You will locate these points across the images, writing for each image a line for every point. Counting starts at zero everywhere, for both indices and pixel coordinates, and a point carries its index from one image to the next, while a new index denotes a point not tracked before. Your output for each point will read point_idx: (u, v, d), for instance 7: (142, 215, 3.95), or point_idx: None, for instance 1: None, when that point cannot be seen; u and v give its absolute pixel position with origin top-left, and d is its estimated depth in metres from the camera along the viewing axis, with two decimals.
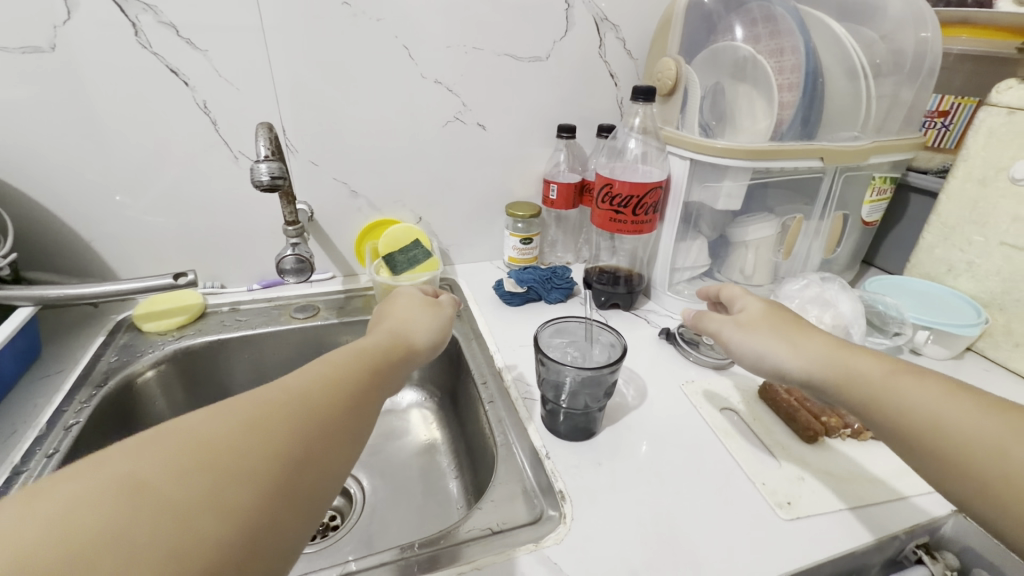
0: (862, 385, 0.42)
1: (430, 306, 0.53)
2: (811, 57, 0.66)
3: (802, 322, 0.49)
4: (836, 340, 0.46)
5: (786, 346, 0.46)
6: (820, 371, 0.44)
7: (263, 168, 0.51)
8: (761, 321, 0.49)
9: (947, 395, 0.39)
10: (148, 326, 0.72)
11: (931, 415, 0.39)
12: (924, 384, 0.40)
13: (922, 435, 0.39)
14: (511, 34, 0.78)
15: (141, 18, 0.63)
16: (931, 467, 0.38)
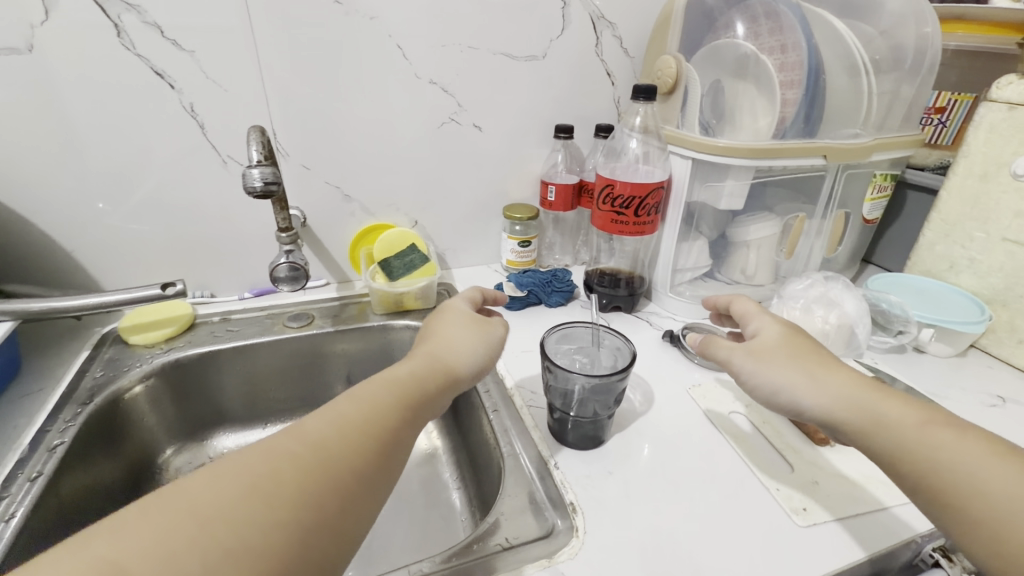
0: (888, 432, 0.41)
1: (473, 327, 0.50)
2: (814, 54, 0.65)
3: (823, 354, 0.47)
4: (863, 381, 0.45)
5: (805, 382, 0.45)
6: (841, 412, 0.43)
7: (256, 174, 0.49)
8: (779, 352, 0.47)
9: (980, 452, 0.38)
10: (135, 338, 0.69)
11: (963, 474, 0.38)
12: (955, 438, 0.40)
13: (949, 494, 0.38)
14: (508, 33, 0.76)
15: (124, 18, 0.60)
16: (945, 520, 0.38)
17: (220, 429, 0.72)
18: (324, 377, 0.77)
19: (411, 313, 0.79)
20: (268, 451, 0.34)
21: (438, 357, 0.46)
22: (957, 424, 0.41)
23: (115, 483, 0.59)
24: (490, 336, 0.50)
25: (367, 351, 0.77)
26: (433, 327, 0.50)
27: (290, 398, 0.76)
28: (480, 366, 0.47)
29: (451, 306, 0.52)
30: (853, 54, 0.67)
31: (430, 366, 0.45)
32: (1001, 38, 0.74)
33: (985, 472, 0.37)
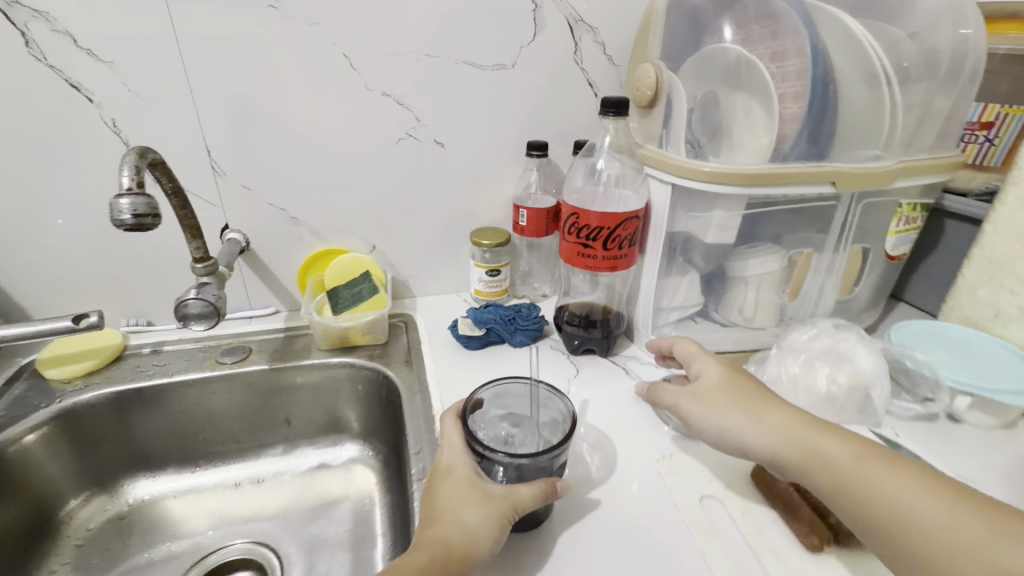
0: (823, 470, 0.40)
1: (482, 487, 0.45)
2: (820, 61, 0.54)
3: (763, 390, 0.47)
4: (794, 413, 0.44)
5: (744, 423, 0.45)
6: (781, 448, 0.43)
7: (125, 204, 0.41)
8: (721, 394, 0.47)
9: (911, 481, 0.37)
10: (51, 373, 0.63)
11: (899, 509, 0.36)
12: (886, 467, 0.39)
13: (896, 533, 0.36)
14: (471, 40, 0.68)
15: (32, 26, 0.55)
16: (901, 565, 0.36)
17: (141, 475, 0.66)
18: (261, 417, 0.70)
19: (359, 349, 0.72)
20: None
21: (452, 540, 0.41)
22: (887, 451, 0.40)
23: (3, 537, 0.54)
24: (511, 491, 0.44)
25: (308, 391, 0.70)
26: (438, 492, 0.45)
27: (223, 440, 0.69)
28: (501, 531, 0.43)
29: (454, 461, 0.47)
30: (873, 61, 0.55)
31: (443, 557, 0.40)
32: None
33: (920, 503, 0.36)
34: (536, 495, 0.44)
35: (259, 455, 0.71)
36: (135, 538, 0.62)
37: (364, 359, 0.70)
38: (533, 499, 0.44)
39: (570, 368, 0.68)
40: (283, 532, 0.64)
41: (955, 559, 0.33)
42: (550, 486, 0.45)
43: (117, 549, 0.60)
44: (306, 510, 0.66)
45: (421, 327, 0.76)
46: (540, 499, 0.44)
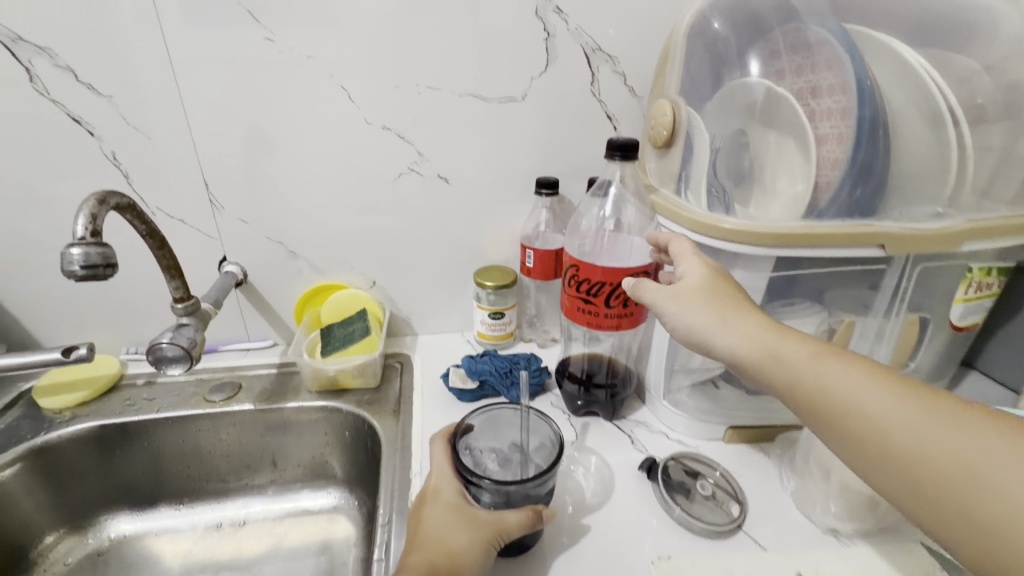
0: (788, 372, 0.38)
1: (467, 513, 0.42)
2: (869, 99, 0.45)
3: (740, 295, 0.44)
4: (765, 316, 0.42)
5: (718, 321, 0.42)
6: (749, 350, 0.40)
7: (76, 254, 0.40)
8: (699, 293, 0.44)
9: (876, 382, 0.35)
10: (44, 401, 0.63)
11: (863, 409, 0.35)
12: (852, 367, 0.37)
13: (854, 430, 0.35)
14: (476, 71, 0.64)
15: (36, 62, 0.56)
16: (860, 461, 0.35)
17: (123, 510, 0.65)
18: (247, 458, 0.67)
19: (349, 393, 0.68)
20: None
21: (436, 563, 0.39)
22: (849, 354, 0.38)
23: None
24: (496, 515, 0.42)
25: (294, 432, 0.67)
26: (423, 517, 0.42)
27: (208, 479, 0.67)
28: (488, 555, 0.41)
29: (441, 485, 0.44)
30: (934, 99, 0.46)
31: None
32: None
33: (885, 403, 0.34)
34: (523, 520, 0.42)
35: (244, 497, 0.68)
36: None
37: (351, 405, 0.66)
38: (519, 527, 0.42)
39: (567, 430, 0.61)
40: None
41: (910, 456, 0.32)
42: (535, 511, 0.42)
43: None
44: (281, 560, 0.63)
45: (416, 371, 0.72)
46: (526, 526, 0.42)
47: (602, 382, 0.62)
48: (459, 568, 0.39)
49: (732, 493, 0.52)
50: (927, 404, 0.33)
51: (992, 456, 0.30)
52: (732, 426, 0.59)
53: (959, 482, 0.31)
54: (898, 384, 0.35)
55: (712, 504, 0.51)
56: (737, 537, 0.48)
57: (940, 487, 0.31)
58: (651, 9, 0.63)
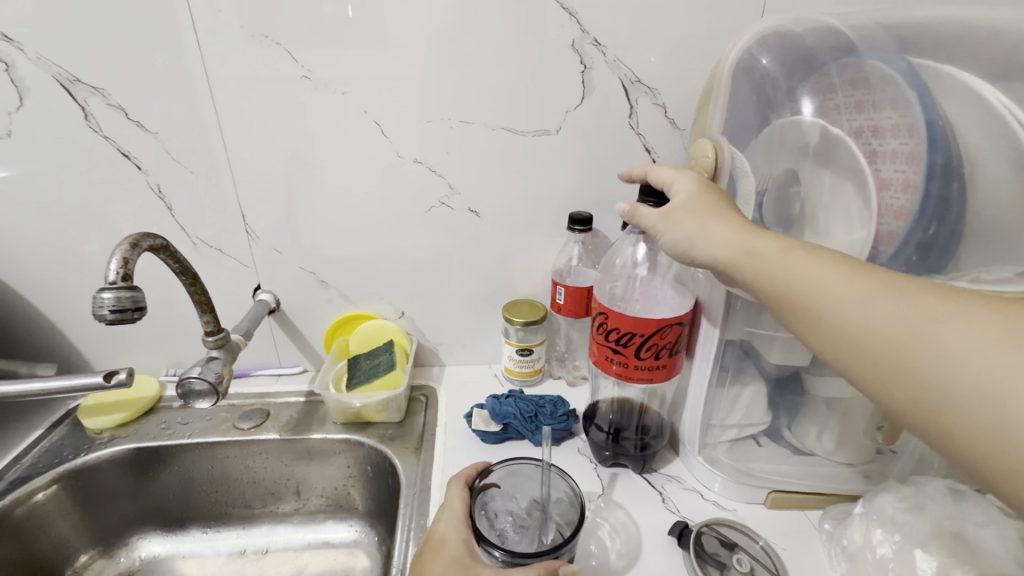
0: (754, 263, 0.38)
1: (471, 570, 0.37)
2: (942, 147, 0.42)
3: (725, 201, 0.43)
4: (742, 215, 0.42)
5: (697, 226, 0.43)
6: (721, 252, 0.41)
7: (107, 299, 0.40)
8: (685, 205, 0.44)
9: (838, 265, 0.35)
10: (87, 422, 0.66)
11: (820, 290, 0.34)
12: (815, 254, 0.36)
13: (813, 312, 0.35)
14: (509, 104, 0.62)
15: (90, 101, 0.58)
16: (815, 341, 0.35)
17: (154, 531, 0.66)
18: (271, 485, 0.68)
19: (372, 426, 0.67)
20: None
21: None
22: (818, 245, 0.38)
23: None
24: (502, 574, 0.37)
25: (317, 463, 0.67)
26: (425, 568, 0.38)
27: (235, 504, 0.68)
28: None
29: (448, 534, 0.40)
30: (1022, 144, 0.41)
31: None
32: None
33: (841, 282, 0.34)
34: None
35: (268, 523, 0.69)
36: None
37: (375, 440, 0.65)
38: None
39: (593, 481, 0.57)
40: None
41: (857, 328, 0.32)
42: (547, 571, 0.37)
43: None
44: None
45: (441, 405, 0.70)
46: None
47: (631, 433, 0.58)
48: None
49: (774, 570, 0.47)
50: (884, 281, 0.33)
51: (936, 321, 0.30)
52: (774, 490, 0.54)
53: (894, 346, 0.31)
54: (860, 267, 0.34)
55: None
56: None
57: (881, 352, 0.31)
58: (694, 39, 0.60)
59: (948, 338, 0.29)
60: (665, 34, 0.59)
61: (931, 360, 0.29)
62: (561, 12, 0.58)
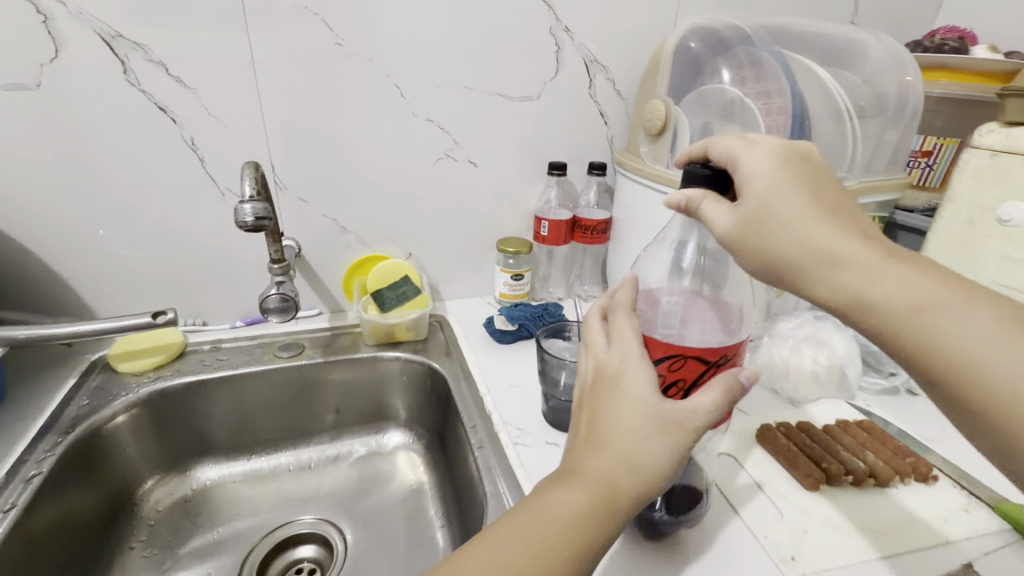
0: (889, 318, 0.33)
1: (663, 413, 0.37)
2: (797, 101, 0.66)
3: (845, 227, 0.35)
4: (858, 238, 0.35)
5: (800, 255, 0.35)
6: (842, 297, 0.34)
7: (248, 209, 0.51)
8: (772, 225, 0.36)
9: (991, 320, 0.31)
10: (125, 366, 0.69)
11: (967, 353, 0.31)
12: (974, 317, 0.32)
13: (970, 390, 0.31)
14: (502, 75, 0.79)
15: (131, 56, 0.63)
16: (957, 408, 0.32)
17: (207, 461, 0.72)
18: (313, 406, 0.77)
19: (402, 344, 0.80)
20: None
21: (620, 483, 0.36)
22: (982, 300, 0.32)
23: (91, 514, 0.59)
24: (686, 407, 0.37)
25: (357, 383, 0.77)
26: (608, 405, 0.39)
27: (278, 427, 0.75)
28: (686, 452, 0.37)
29: (624, 367, 0.39)
30: (836, 101, 0.70)
31: (606, 496, 0.36)
32: (980, 85, 0.80)
33: (988, 343, 0.31)
34: (721, 408, 0.37)
35: (309, 443, 0.77)
36: (202, 519, 0.67)
37: (409, 352, 0.78)
38: (717, 413, 0.37)
39: None
40: (339, 509, 0.70)
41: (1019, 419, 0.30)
42: (733, 387, 0.38)
43: (187, 528, 0.66)
44: (358, 489, 0.73)
45: (455, 326, 0.85)
46: (724, 407, 0.37)
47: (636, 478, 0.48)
48: (650, 480, 0.37)
49: None
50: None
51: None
52: None
53: None
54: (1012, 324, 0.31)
55: None
56: (729, 411, 0.67)
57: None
58: (634, 32, 0.82)
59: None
60: (614, 26, 0.81)
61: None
62: (541, 6, 0.77)
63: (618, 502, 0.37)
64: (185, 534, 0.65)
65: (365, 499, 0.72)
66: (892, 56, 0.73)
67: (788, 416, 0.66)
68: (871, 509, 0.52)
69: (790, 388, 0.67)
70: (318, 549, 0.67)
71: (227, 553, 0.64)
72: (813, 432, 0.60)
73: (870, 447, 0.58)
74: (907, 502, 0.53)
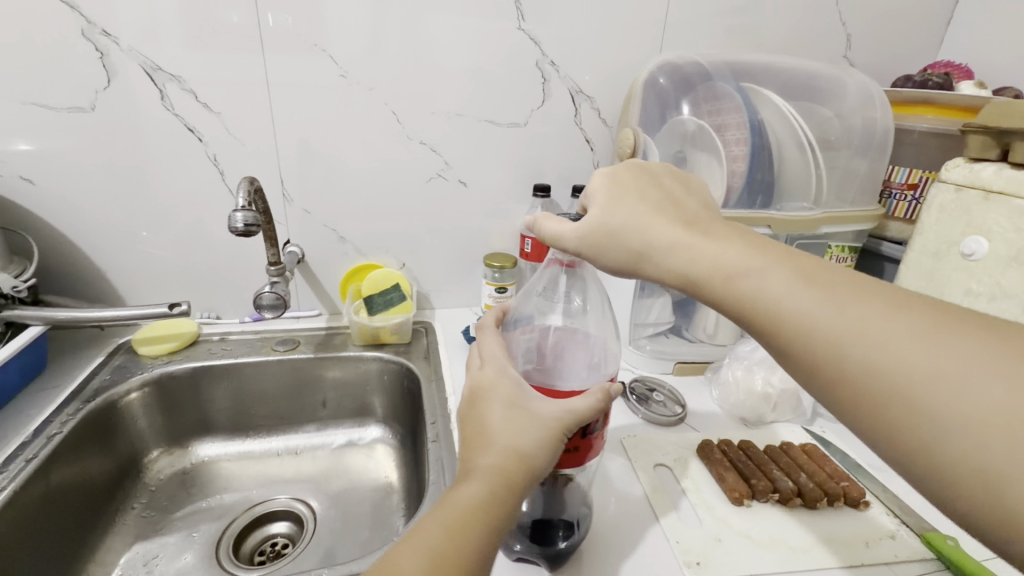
0: (719, 283, 0.37)
1: (529, 408, 0.41)
2: (757, 132, 0.70)
3: (669, 215, 0.41)
4: (687, 227, 0.40)
5: (640, 243, 0.41)
6: (679, 268, 0.39)
7: (239, 217, 0.59)
8: (612, 227, 0.42)
9: (803, 283, 0.35)
10: (144, 349, 0.79)
11: (784, 309, 0.35)
12: (787, 278, 0.36)
13: (798, 344, 0.34)
14: (491, 104, 0.86)
15: (168, 85, 0.74)
16: (802, 370, 0.35)
17: (205, 439, 0.81)
18: (302, 396, 0.84)
19: (387, 346, 0.87)
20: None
21: (508, 470, 0.38)
22: (795, 262, 0.37)
23: (101, 475, 0.68)
24: (561, 408, 0.40)
25: (343, 380, 0.85)
26: (484, 415, 0.41)
27: (270, 414, 0.83)
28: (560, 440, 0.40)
29: (496, 381, 0.43)
30: (799, 133, 0.73)
31: (499, 484, 0.38)
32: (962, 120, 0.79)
33: (802, 305, 0.34)
34: (596, 404, 0.41)
35: (296, 431, 0.84)
36: (196, 489, 0.75)
37: (390, 354, 0.85)
38: (590, 411, 0.40)
39: None
40: (314, 490, 0.77)
41: (847, 367, 0.33)
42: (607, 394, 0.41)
43: (182, 496, 0.74)
44: (334, 474, 0.80)
45: (438, 332, 0.91)
46: (596, 411, 0.40)
47: (528, 513, 0.49)
48: (532, 467, 0.39)
49: (676, 399, 0.74)
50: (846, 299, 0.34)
51: (893, 341, 0.32)
52: (679, 361, 0.81)
53: (884, 396, 0.31)
54: (818, 282, 0.35)
55: (663, 406, 0.72)
56: (680, 426, 0.70)
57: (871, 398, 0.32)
58: (617, 65, 0.87)
59: (918, 363, 0.31)
60: (598, 59, 0.86)
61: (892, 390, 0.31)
62: (528, 41, 0.83)
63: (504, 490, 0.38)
64: (180, 500, 0.73)
65: (340, 484, 0.78)
66: (863, 93, 0.77)
67: (736, 435, 0.68)
68: (792, 527, 0.54)
69: (741, 408, 0.70)
70: (291, 526, 0.73)
71: (213, 521, 0.71)
72: (752, 451, 0.62)
73: (806, 469, 0.60)
74: (829, 523, 0.55)
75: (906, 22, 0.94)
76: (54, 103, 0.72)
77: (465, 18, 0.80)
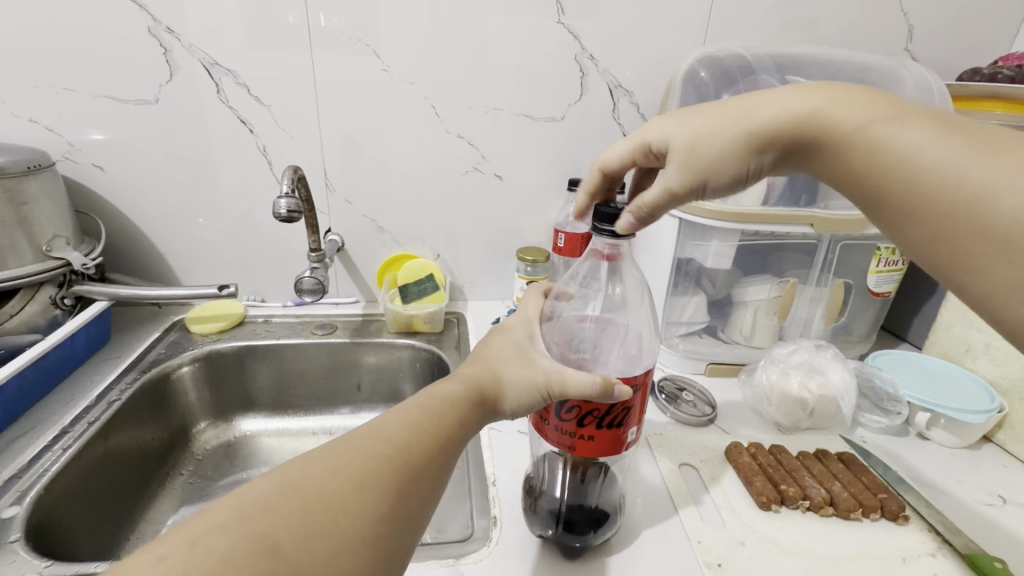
0: (843, 138, 0.37)
1: (526, 353, 0.42)
2: None
3: (798, 89, 0.40)
4: (822, 93, 0.39)
5: (761, 118, 0.40)
6: (800, 131, 0.39)
7: (283, 203, 0.62)
8: (723, 122, 0.41)
9: (948, 137, 0.34)
10: (195, 328, 0.85)
11: (910, 155, 0.35)
12: (923, 127, 0.35)
13: (909, 189, 0.35)
14: (530, 98, 0.87)
15: (224, 80, 0.79)
16: (913, 226, 0.35)
17: (249, 414, 0.86)
18: (338, 380, 0.88)
19: (420, 334, 0.89)
20: (324, 459, 0.33)
21: (483, 382, 0.41)
22: (935, 118, 0.36)
23: (154, 439, 0.74)
24: (555, 368, 0.40)
25: (378, 366, 0.88)
26: (493, 343, 0.45)
27: (308, 394, 0.88)
28: (542, 398, 0.40)
29: (517, 325, 0.46)
30: None
31: (472, 393, 0.40)
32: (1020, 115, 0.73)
33: (940, 154, 0.34)
34: (589, 390, 0.38)
35: (332, 412, 0.88)
36: (238, 460, 0.79)
37: (422, 342, 0.87)
38: (579, 394, 0.38)
39: None
40: None
41: (962, 215, 0.32)
42: (607, 385, 0.38)
43: (225, 466, 0.78)
44: None
45: (469, 323, 0.93)
46: (587, 394, 0.38)
47: (560, 499, 0.50)
48: (504, 395, 0.41)
49: (707, 400, 0.72)
50: (990, 153, 0.32)
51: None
52: (710, 363, 0.79)
53: (1002, 242, 0.31)
54: (966, 137, 0.34)
55: (693, 407, 0.71)
56: (709, 428, 0.68)
57: (984, 247, 0.32)
58: (658, 59, 0.86)
59: None
60: (638, 53, 0.85)
61: (1021, 237, 0.30)
62: (568, 35, 0.83)
63: (479, 402, 0.40)
64: (224, 470, 0.78)
65: None
66: (920, 86, 0.72)
67: (770, 440, 0.66)
68: (822, 537, 0.52)
69: (774, 413, 0.68)
70: None
71: None
72: (783, 456, 0.60)
73: (841, 480, 0.57)
74: (862, 536, 0.52)
75: (976, 13, 0.87)
76: (123, 96, 0.78)
77: (505, 14, 0.81)
